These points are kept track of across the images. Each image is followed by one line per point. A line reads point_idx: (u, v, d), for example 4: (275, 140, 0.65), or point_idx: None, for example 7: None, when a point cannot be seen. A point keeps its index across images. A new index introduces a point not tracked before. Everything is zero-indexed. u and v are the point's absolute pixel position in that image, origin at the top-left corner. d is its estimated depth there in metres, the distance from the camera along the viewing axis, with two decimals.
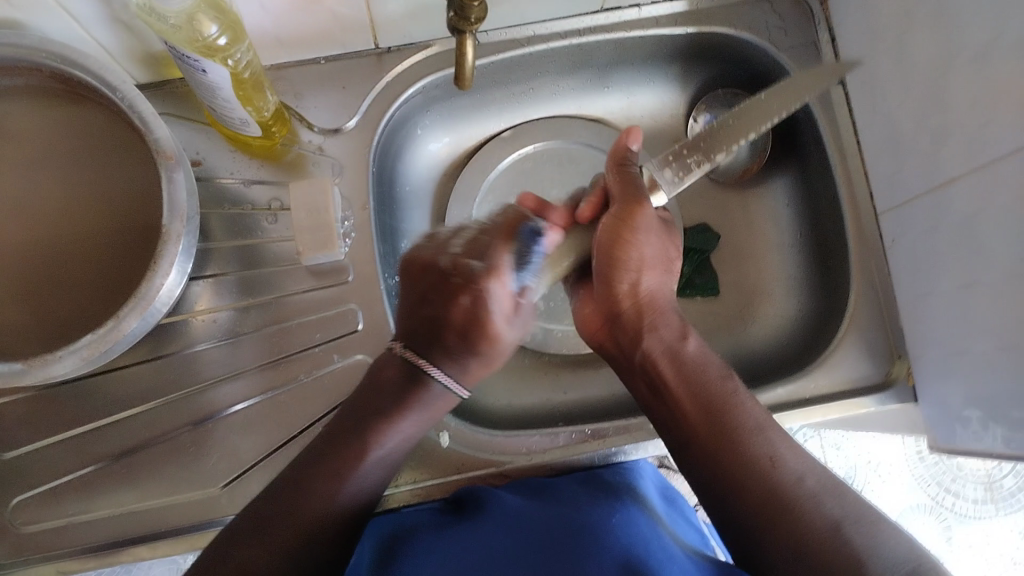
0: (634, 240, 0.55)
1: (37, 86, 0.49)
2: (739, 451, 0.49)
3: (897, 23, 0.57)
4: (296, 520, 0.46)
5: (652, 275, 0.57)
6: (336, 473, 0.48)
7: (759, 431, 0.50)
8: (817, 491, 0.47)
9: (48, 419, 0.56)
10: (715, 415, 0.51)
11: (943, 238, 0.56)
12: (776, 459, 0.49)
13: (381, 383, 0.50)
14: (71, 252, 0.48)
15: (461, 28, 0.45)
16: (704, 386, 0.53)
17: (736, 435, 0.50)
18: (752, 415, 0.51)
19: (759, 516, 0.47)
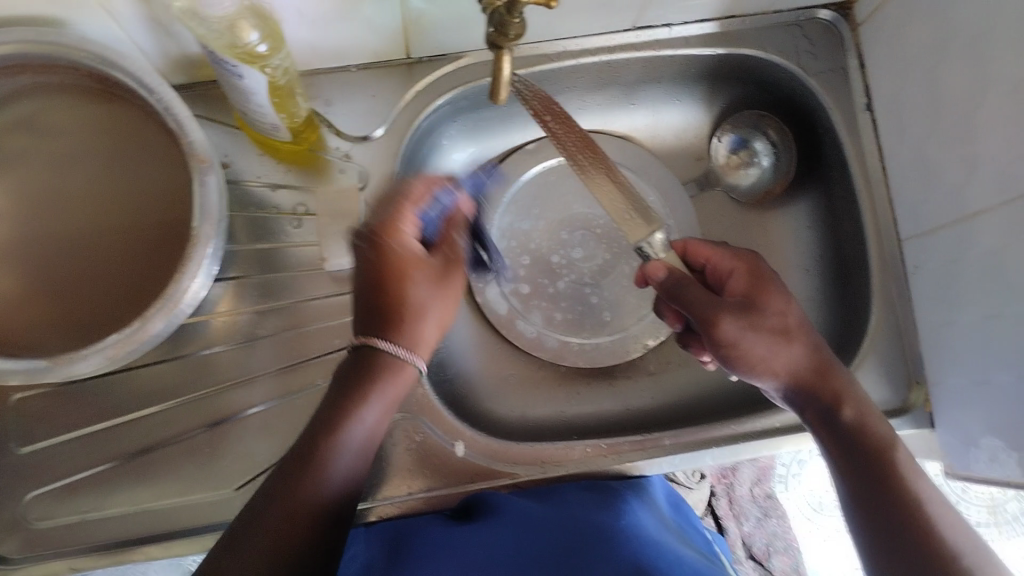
0: (739, 340, 0.50)
1: (74, 85, 0.49)
2: (891, 502, 0.46)
3: (928, 54, 0.57)
4: (286, 518, 0.44)
5: (784, 357, 0.50)
6: (302, 484, 0.45)
7: (926, 511, 0.46)
8: (983, 569, 0.43)
9: (67, 416, 0.56)
10: (887, 499, 0.46)
11: (967, 268, 0.56)
12: (937, 537, 0.44)
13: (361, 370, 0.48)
14: (99, 251, 0.49)
15: (500, 43, 0.45)
16: (869, 463, 0.48)
17: (904, 506, 0.46)
18: (915, 491, 0.46)
19: None
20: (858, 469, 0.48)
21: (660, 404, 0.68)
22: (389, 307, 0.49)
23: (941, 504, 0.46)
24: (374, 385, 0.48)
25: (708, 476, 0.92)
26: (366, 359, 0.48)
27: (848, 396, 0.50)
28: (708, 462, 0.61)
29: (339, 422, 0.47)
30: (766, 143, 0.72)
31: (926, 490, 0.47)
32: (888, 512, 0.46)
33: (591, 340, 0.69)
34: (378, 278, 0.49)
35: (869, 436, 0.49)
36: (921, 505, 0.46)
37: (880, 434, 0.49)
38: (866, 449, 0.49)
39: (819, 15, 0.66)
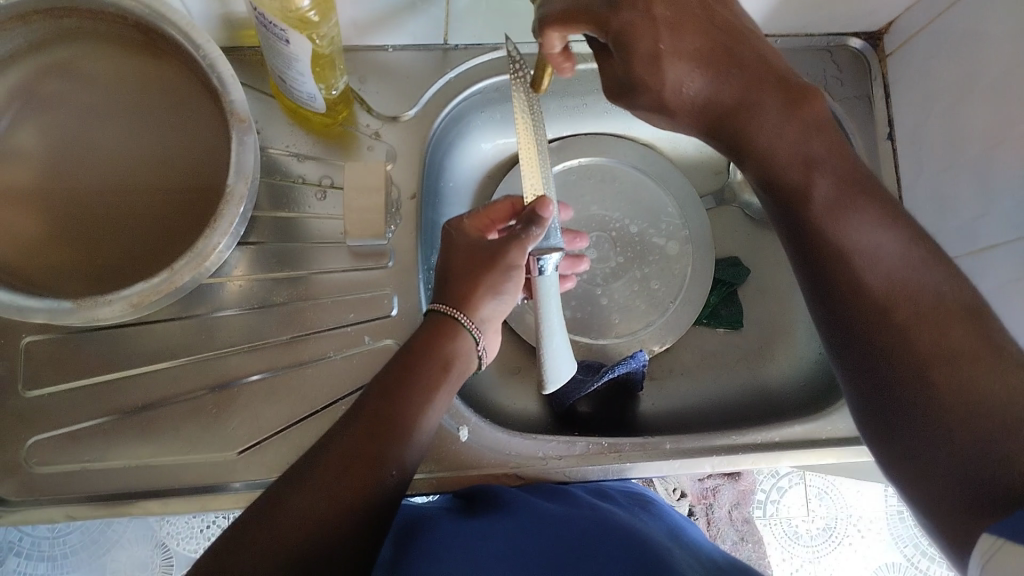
0: (682, 81, 0.44)
1: (119, 35, 0.49)
2: (851, 292, 0.44)
3: (954, 88, 0.58)
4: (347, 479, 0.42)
5: (706, 81, 0.44)
6: (368, 466, 0.43)
7: (867, 285, 0.43)
8: (925, 316, 0.41)
9: (74, 364, 0.56)
10: (819, 258, 0.45)
11: (976, 300, 0.57)
12: (892, 312, 0.42)
13: (424, 346, 0.48)
14: (128, 201, 0.49)
15: (551, 35, 0.45)
16: (795, 216, 0.46)
17: (851, 290, 0.44)
18: (848, 267, 0.44)
19: (899, 381, 0.41)
20: (793, 227, 0.46)
21: (660, 409, 0.69)
22: (466, 283, 0.50)
23: (866, 240, 0.44)
24: (438, 360, 0.48)
25: (687, 495, 0.90)
26: (426, 348, 0.48)
27: (754, 145, 0.46)
28: (708, 468, 0.62)
29: (407, 382, 0.47)
30: None
31: (854, 237, 0.44)
32: (829, 283, 0.45)
33: (598, 340, 0.70)
34: (448, 270, 0.51)
35: (784, 185, 0.46)
36: (851, 260, 0.44)
37: (791, 177, 0.45)
38: (789, 202, 0.46)
39: (850, 43, 0.67)
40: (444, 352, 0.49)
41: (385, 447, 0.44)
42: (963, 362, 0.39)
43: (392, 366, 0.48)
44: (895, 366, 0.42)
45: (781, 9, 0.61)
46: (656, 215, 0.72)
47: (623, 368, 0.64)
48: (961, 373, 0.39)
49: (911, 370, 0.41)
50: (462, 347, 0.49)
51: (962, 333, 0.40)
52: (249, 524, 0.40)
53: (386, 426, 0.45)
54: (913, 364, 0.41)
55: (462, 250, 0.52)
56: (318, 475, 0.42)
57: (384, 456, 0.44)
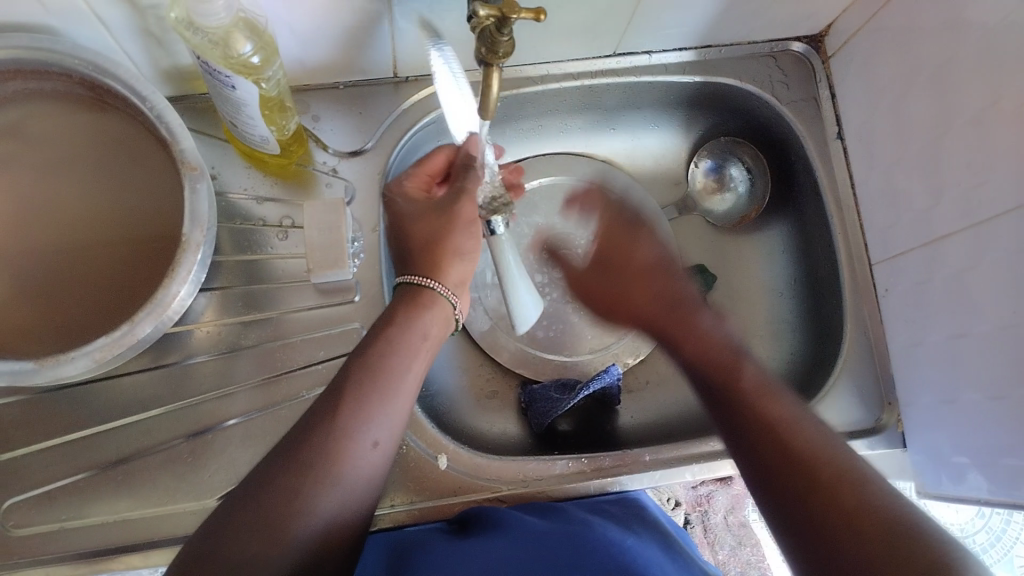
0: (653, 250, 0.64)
1: (65, 92, 0.50)
2: (774, 435, 0.46)
3: (896, 84, 0.59)
4: (317, 461, 0.43)
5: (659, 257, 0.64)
6: (351, 436, 0.45)
7: (788, 429, 0.46)
8: (840, 471, 0.42)
9: (45, 423, 0.56)
10: (751, 419, 0.48)
11: (934, 288, 0.58)
12: (806, 450, 0.44)
13: (399, 318, 0.50)
14: (85, 256, 0.49)
15: (490, 61, 0.46)
16: (734, 407, 0.49)
17: (772, 431, 0.46)
18: (778, 416, 0.47)
19: (807, 512, 0.42)
20: (731, 430, 0.49)
21: (638, 421, 0.71)
22: (442, 245, 0.53)
23: (792, 414, 0.47)
24: (412, 334, 0.50)
25: (681, 504, 0.91)
26: (405, 321, 0.50)
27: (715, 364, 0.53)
28: (688, 477, 0.62)
29: (380, 358, 0.48)
30: (742, 169, 0.74)
31: (775, 403, 0.48)
32: (745, 422, 0.48)
33: (570, 358, 0.72)
34: (424, 240, 0.53)
35: (721, 372, 0.52)
36: (775, 420, 0.47)
37: (745, 386, 0.50)
38: (722, 384, 0.51)
39: (792, 47, 0.68)
40: (419, 320, 0.51)
41: (352, 433, 0.45)
42: (876, 490, 0.41)
43: (368, 338, 0.49)
44: (804, 496, 0.42)
45: (723, 19, 0.63)
46: None
47: (597, 383, 0.64)
48: (870, 501, 0.40)
49: (821, 500, 0.42)
50: (433, 325, 0.52)
51: (869, 479, 0.42)
52: (233, 505, 0.42)
53: (366, 395, 0.46)
54: (824, 489, 0.42)
55: (413, 211, 0.55)
56: (303, 449, 0.43)
57: (351, 439, 0.45)
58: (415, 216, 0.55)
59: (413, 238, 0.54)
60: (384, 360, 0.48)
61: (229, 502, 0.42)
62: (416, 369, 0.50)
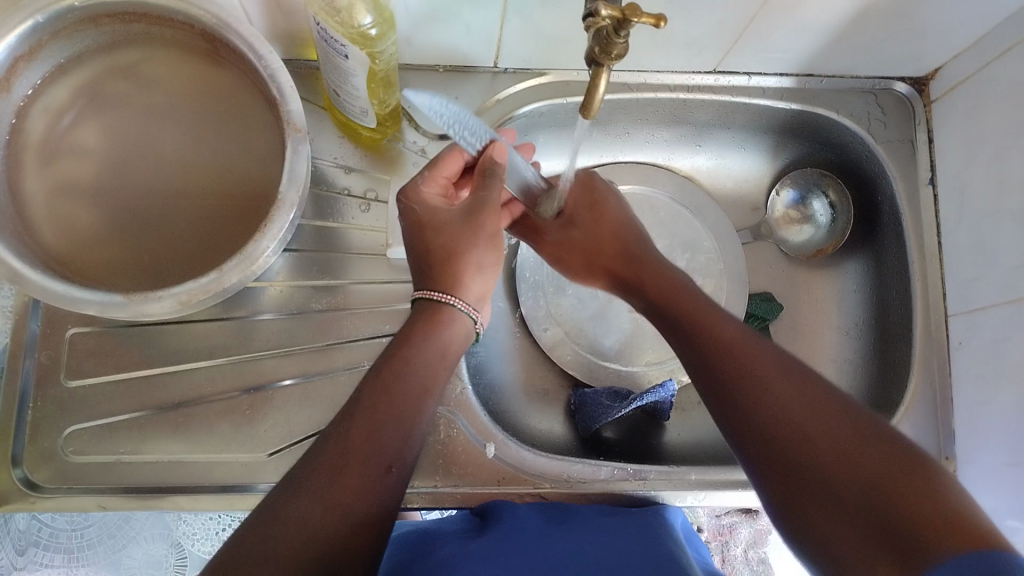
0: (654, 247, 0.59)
1: (182, 42, 0.51)
2: (766, 402, 0.45)
3: (1002, 138, 0.58)
4: (332, 493, 0.40)
5: (606, 229, 0.60)
6: (369, 459, 0.42)
7: (777, 397, 0.45)
8: (843, 422, 0.43)
9: (115, 358, 0.58)
10: (751, 399, 0.45)
11: (1012, 349, 0.57)
12: (801, 421, 0.43)
13: (416, 330, 0.48)
14: (181, 202, 0.50)
15: (601, 61, 0.46)
16: (727, 385, 0.47)
17: (761, 400, 0.45)
18: (762, 379, 0.46)
19: (830, 492, 0.40)
20: (726, 408, 0.46)
21: (684, 439, 0.70)
22: (464, 254, 0.50)
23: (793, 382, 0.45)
24: (433, 350, 0.47)
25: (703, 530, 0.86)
26: (423, 336, 0.47)
27: (715, 332, 0.50)
28: (731, 501, 0.62)
29: (397, 378, 0.45)
30: (825, 203, 0.73)
31: (775, 374, 0.46)
32: (736, 395, 0.46)
33: (623, 367, 0.72)
34: (444, 250, 0.50)
35: (726, 359, 0.48)
36: (767, 391, 0.45)
37: (739, 354, 0.48)
38: (711, 352, 0.49)
39: (895, 87, 0.67)
40: (437, 342, 0.48)
41: (366, 463, 0.42)
42: (906, 459, 0.41)
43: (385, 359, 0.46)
44: (821, 473, 0.41)
45: (830, 50, 0.62)
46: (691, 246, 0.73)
47: (651, 396, 0.65)
48: (891, 472, 0.40)
49: (842, 485, 0.40)
50: (452, 334, 0.49)
51: (870, 442, 0.42)
52: (242, 539, 0.38)
53: (386, 418, 0.43)
54: (847, 468, 0.41)
55: (431, 219, 0.51)
56: (319, 468, 0.41)
57: (366, 470, 0.41)
58: (441, 226, 0.51)
59: (432, 247, 0.51)
60: (401, 382, 0.45)
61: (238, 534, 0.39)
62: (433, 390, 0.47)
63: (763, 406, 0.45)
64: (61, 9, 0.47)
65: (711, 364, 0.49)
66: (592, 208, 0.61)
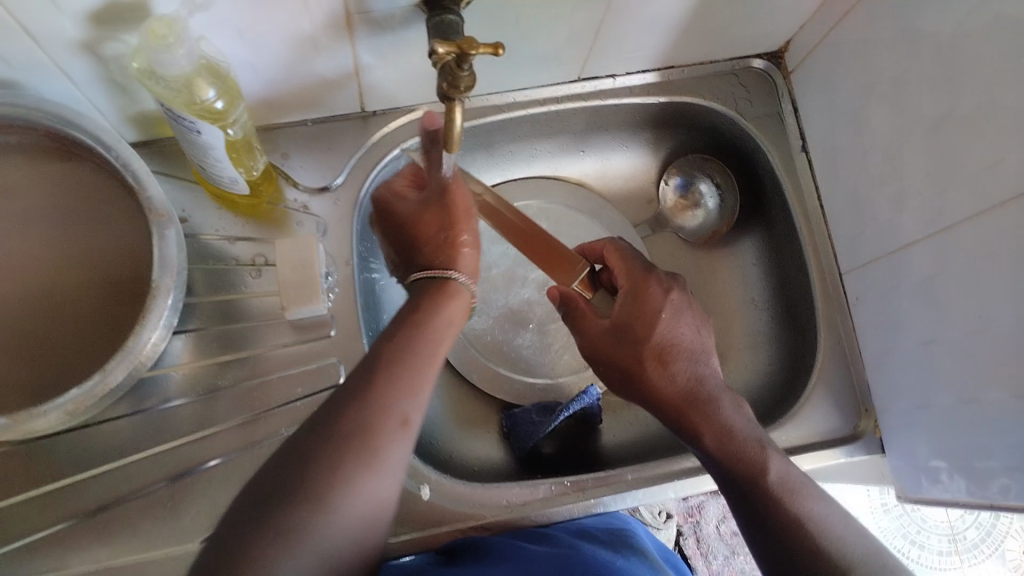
0: (694, 326, 0.55)
1: (30, 144, 0.50)
2: (739, 458, 0.50)
3: (856, 98, 0.61)
4: (357, 444, 0.40)
5: (626, 307, 0.54)
6: (399, 407, 0.43)
7: (764, 459, 0.50)
8: (788, 491, 0.48)
9: (24, 476, 0.56)
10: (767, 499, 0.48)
11: (902, 297, 0.59)
12: (765, 474, 0.49)
13: (428, 308, 0.50)
14: (56, 307, 0.49)
15: (452, 95, 0.46)
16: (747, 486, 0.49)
17: (748, 463, 0.50)
18: (736, 436, 0.51)
19: (793, 549, 0.46)
20: (749, 506, 0.49)
21: (621, 440, 0.71)
22: (463, 240, 0.54)
23: (819, 514, 0.48)
24: (439, 324, 0.49)
25: (674, 515, 0.91)
26: (432, 308, 0.50)
27: (706, 426, 0.51)
28: (670, 496, 0.63)
29: (407, 343, 0.46)
30: (711, 185, 0.75)
31: (738, 439, 0.51)
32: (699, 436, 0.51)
33: (551, 379, 0.73)
34: (447, 236, 0.54)
35: (744, 460, 0.50)
36: (777, 500, 0.48)
37: (750, 453, 0.50)
38: (679, 393, 0.52)
39: (754, 64, 0.70)
40: (446, 313, 0.50)
41: (390, 417, 0.42)
42: (861, 547, 0.46)
43: (363, 392, 0.43)
44: (786, 533, 0.47)
45: (685, 40, 0.63)
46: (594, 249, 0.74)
47: (577, 404, 0.67)
48: (859, 552, 0.45)
49: (804, 544, 0.46)
50: (458, 302, 0.52)
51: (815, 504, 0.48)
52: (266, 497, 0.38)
53: (401, 390, 0.43)
54: (794, 523, 0.47)
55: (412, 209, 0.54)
56: (338, 428, 0.41)
57: (390, 423, 0.42)
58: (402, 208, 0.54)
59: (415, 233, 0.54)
60: (411, 353, 0.46)
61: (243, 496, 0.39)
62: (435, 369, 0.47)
63: (731, 448, 0.50)
64: None
65: (659, 401, 0.53)
66: (648, 296, 0.55)
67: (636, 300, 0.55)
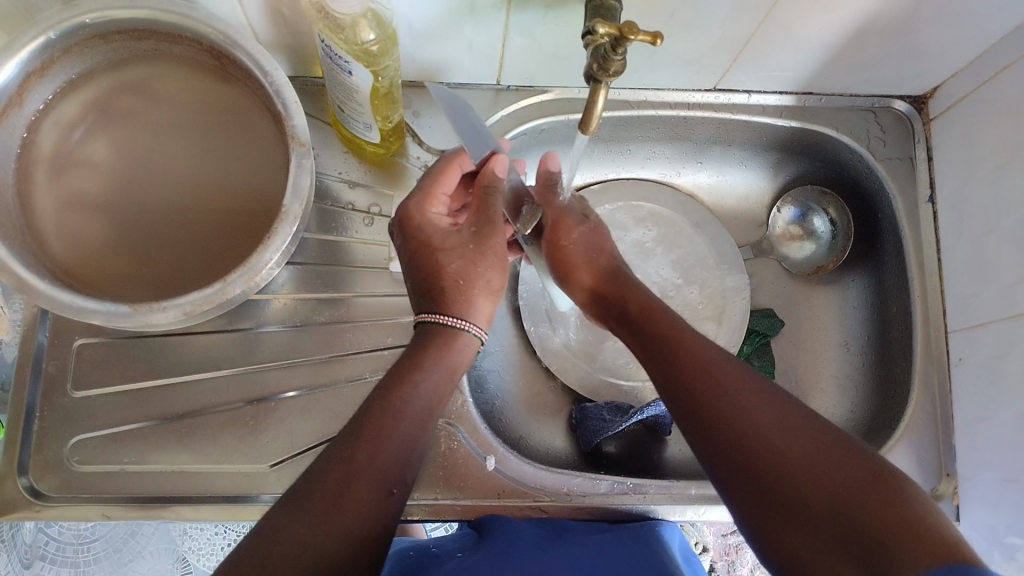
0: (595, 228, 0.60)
1: (192, 58, 0.52)
2: (693, 372, 0.46)
3: (999, 153, 0.59)
4: (333, 511, 0.41)
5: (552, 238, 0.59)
6: (376, 464, 0.44)
7: (715, 366, 0.46)
8: (742, 389, 0.44)
9: (121, 369, 0.58)
10: (738, 423, 0.43)
11: (1012, 364, 0.56)
12: (718, 380, 0.45)
13: (421, 347, 0.49)
14: (187, 214, 0.52)
15: (599, 77, 0.47)
16: (693, 388, 0.45)
17: (698, 375, 0.46)
18: (695, 352, 0.47)
19: (744, 457, 0.42)
20: (696, 417, 0.45)
21: (686, 456, 0.70)
22: (472, 284, 0.51)
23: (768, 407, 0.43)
24: (433, 364, 0.49)
25: (709, 550, 0.84)
26: (428, 336, 0.50)
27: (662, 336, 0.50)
28: (732, 517, 0.61)
29: (401, 395, 0.47)
30: (825, 220, 0.73)
31: (695, 356, 0.47)
32: (664, 362, 0.48)
33: (627, 381, 0.72)
34: (458, 278, 0.51)
35: (688, 371, 0.46)
36: (746, 416, 0.43)
37: (697, 363, 0.46)
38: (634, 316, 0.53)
39: (894, 105, 0.68)
40: (439, 343, 0.49)
41: (366, 477, 0.43)
42: (818, 438, 0.41)
43: (391, 379, 0.48)
44: (732, 438, 0.42)
45: (828, 68, 0.63)
46: (694, 262, 0.73)
47: (652, 410, 0.66)
48: (807, 447, 0.41)
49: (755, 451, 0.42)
50: (462, 344, 0.51)
51: (770, 403, 0.43)
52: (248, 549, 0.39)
53: (383, 444, 0.44)
54: (741, 425, 0.43)
55: (442, 249, 0.51)
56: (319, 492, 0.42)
57: (366, 484, 0.43)
58: (439, 245, 0.52)
59: (433, 273, 0.51)
60: (398, 406, 0.46)
61: (248, 539, 0.40)
62: (422, 416, 0.47)
63: (683, 366, 0.47)
64: (70, 27, 0.48)
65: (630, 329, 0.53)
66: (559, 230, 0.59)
67: (563, 236, 0.58)
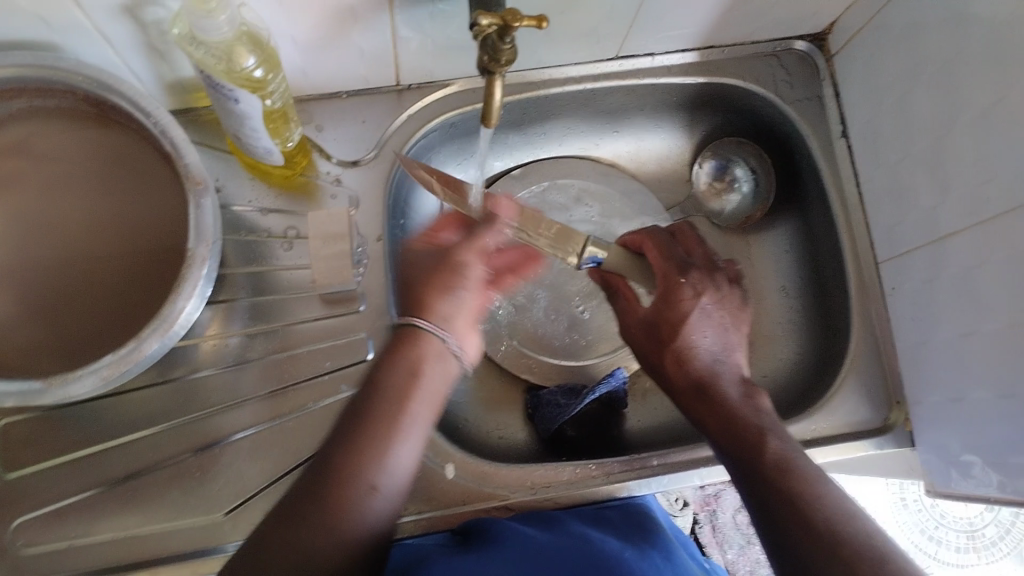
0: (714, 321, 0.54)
1: (67, 109, 0.50)
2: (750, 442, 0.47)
3: (900, 82, 0.59)
4: (313, 524, 0.41)
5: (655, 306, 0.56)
6: (361, 471, 0.43)
7: (779, 445, 0.47)
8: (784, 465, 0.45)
9: (53, 441, 0.56)
10: (757, 464, 0.46)
11: (941, 287, 0.57)
12: (773, 453, 0.46)
13: (391, 359, 0.47)
14: (91, 273, 0.49)
15: (492, 69, 0.45)
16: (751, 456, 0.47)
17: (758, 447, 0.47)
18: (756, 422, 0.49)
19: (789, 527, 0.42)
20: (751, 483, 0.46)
21: (647, 426, 0.70)
22: (426, 291, 0.50)
23: (827, 489, 0.44)
24: (405, 368, 0.47)
25: (691, 504, 0.85)
26: (397, 357, 0.47)
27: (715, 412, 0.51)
28: (696, 482, 0.62)
29: (378, 398, 0.45)
30: (747, 169, 0.73)
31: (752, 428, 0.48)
32: (724, 426, 0.50)
33: (577, 362, 0.72)
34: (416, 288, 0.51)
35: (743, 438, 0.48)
36: (802, 495, 0.43)
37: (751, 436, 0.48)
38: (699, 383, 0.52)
39: (795, 46, 0.68)
40: (407, 360, 0.47)
41: (350, 487, 0.42)
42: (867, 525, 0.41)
43: (364, 390, 0.47)
44: (783, 510, 0.43)
45: (725, 20, 0.62)
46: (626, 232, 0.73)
47: (603, 387, 0.66)
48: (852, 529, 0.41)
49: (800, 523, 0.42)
50: (430, 354, 0.48)
51: (823, 486, 0.44)
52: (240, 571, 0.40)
53: (368, 450, 0.43)
54: (791, 497, 0.43)
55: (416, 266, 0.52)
56: (302, 502, 0.42)
57: (350, 495, 0.42)
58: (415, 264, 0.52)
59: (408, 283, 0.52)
60: (377, 414, 0.45)
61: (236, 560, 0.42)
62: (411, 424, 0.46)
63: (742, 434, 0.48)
64: None
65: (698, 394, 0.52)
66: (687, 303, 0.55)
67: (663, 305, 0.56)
